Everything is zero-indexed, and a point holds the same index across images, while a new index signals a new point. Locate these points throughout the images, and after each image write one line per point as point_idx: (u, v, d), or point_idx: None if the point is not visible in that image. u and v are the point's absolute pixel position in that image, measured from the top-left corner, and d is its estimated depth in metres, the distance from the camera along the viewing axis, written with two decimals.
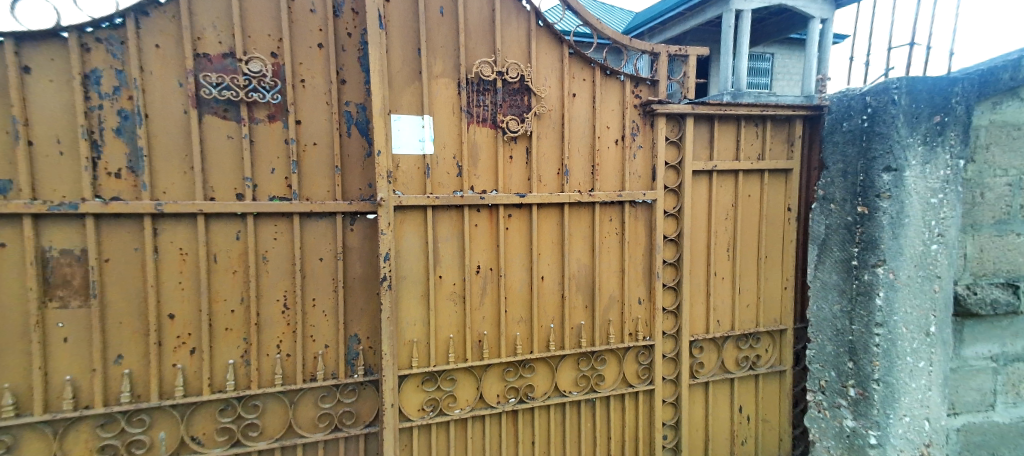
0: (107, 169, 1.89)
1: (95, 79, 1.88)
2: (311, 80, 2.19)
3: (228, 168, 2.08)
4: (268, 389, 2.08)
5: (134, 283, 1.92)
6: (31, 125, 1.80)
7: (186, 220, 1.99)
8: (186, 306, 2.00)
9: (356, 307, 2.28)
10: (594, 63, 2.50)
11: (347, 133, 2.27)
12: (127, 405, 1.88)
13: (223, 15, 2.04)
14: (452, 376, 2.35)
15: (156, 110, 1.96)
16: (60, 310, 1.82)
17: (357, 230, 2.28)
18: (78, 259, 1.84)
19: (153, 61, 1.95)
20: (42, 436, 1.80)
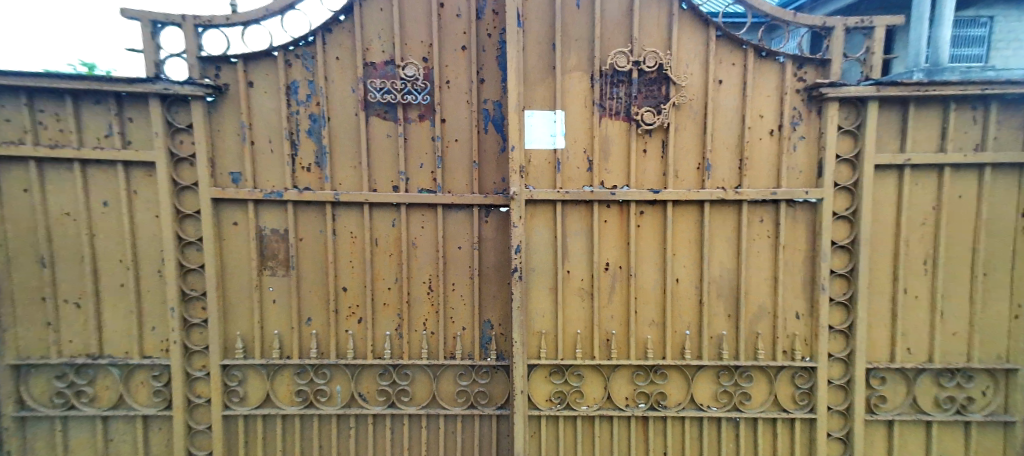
0: (301, 164, 2.21)
1: (295, 89, 2.16)
2: (455, 80, 2.30)
3: (387, 162, 2.33)
4: (416, 361, 2.33)
5: (319, 259, 2.28)
6: (253, 128, 2.12)
7: (356, 208, 2.31)
8: (356, 280, 2.33)
9: (489, 295, 2.42)
10: (747, 44, 2.19)
11: (485, 129, 2.36)
12: (315, 359, 2.23)
13: (386, 26, 2.21)
14: (580, 371, 2.37)
15: (336, 114, 2.23)
16: (271, 276, 2.21)
17: (491, 222, 2.41)
18: (283, 237, 2.21)
19: (333, 71, 2.20)
20: (260, 377, 2.17)
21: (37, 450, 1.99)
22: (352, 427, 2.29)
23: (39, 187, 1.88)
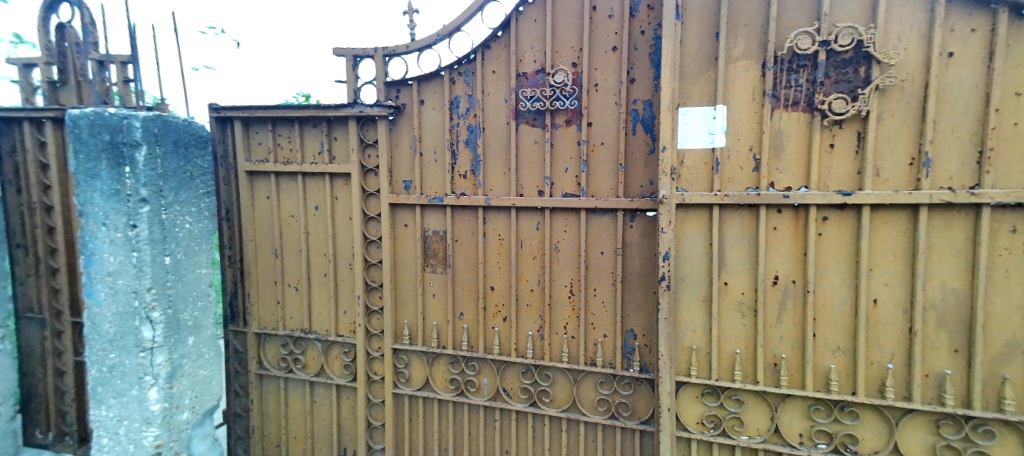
0: (459, 171, 2.41)
1: (456, 104, 2.38)
2: (604, 83, 2.25)
3: (533, 167, 2.38)
4: (557, 363, 2.34)
5: (472, 259, 2.44)
6: (422, 140, 2.39)
7: (504, 211, 2.41)
8: (502, 280, 2.43)
9: (633, 303, 2.30)
10: (998, 2, 1.68)
11: (633, 130, 2.25)
12: (466, 351, 2.39)
13: (539, 37, 2.30)
14: (738, 396, 2.11)
15: (490, 123, 2.38)
16: (432, 272, 2.44)
17: (636, 227, 2.29)
18: (443, 237, 2.44)
19: (490, 84, 2.36)
20: (422, 361, 2.41)
21: (268, 401, 2.51)
22: (497, 419, 2.39)
23: (276, 196, 2.36)
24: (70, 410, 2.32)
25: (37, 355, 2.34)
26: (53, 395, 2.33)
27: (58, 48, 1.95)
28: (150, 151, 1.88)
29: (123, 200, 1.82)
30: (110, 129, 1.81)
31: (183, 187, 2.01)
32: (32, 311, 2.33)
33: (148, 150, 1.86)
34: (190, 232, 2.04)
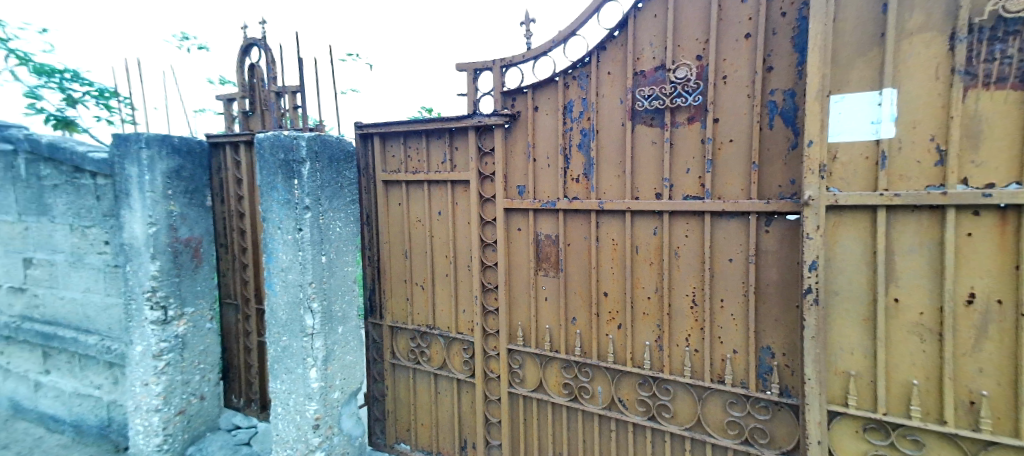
0: (571, 175, 2.38)
1: (570, 108, 2.37)
2: (734, 74, 2.02)
3: (651, 169, 2.23)
4: (678, 378, 2.17)
5: (584, 263, 2.38)
6: (535, 146, 2.43)
7: (618, 215, 2.31)
8: (616, 287, 2.32)
9: (770, 318, 2.00)
10: None
11: (769, 124, 1.96)
12: (580, 357, 2.35)
13: (658, 32, 2.17)
14: (918, 436, 1.65)
15: (604, 125, 2.31)
16: (544, 276, 2.45)
17: (772, 232, 1.97)
18: (555, 241, 2.42)
19: (605, 85, 2.30)
20: (535, 364, 2.43)
21: (399, 389, 2.76)
22: (613, 429, 2.32)
23: (408, 203, 2.60)
24: (256, 385, 2.41)
25: (235, 332, 2.49)
26: (246, 370, 2.48)
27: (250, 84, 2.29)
28: (312, 165, 2.19)
29: (293, 207, 2.16)
30: (284, 148, 2.16)
31: (336, 196, 2.32)
32: (234, 297, 2.47)
33: (310, 164, 2.17)
34: (340, 233, 2.34)
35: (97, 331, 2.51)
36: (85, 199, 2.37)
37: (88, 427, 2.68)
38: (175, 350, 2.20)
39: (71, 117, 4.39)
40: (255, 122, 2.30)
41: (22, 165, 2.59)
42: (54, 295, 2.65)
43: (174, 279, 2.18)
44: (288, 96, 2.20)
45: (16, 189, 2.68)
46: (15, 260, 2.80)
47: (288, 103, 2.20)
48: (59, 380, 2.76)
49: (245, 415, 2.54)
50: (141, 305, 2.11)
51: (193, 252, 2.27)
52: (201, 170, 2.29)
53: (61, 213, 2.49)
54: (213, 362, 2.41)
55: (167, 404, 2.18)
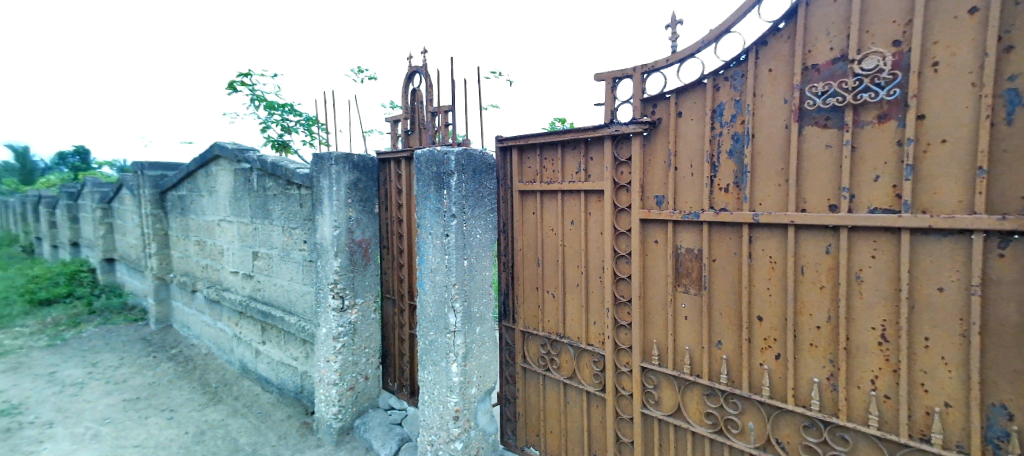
0: (719, 185, 2.12)
1: (720, 111, 2.11)
2: (953, 59, 1.50)
3: (823, 177, 1.82)
4: (860, 427, 1.74)
5: (733, 282, 2.11)
6: (677, 154, 2.23)
7: (778, 230, 1.95)
8: (774, 311, 1.98)
9: (1006, 368, 1.45)
10: None
11: (1007, 119, 1.41)
12: (726, 386, 2.10)
13: (840, 16, 1.76)
14: None
15: (762, 129, 1.98)
16: (684, 293, 2.26)
17: (1012, 258, 1.42)
18: (697, 256, 2.21)
19: (765, 84, 1.97)
20: (673, 387, 2.26)
21: (530, 393, 2.83)
22: None
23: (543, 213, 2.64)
24: (408, 370, 2.71)
25: (392, 323, 2.80)
26: (398, 357, 2.78)
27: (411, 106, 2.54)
28: (459, 178, 2.35)
29: (442, 215, 2.36)
30: (437, 162, 2.36)
31: (479, 205, 2.45)
32: (391, 292, 2.78)
33: (458, 176, 2.34)
34: (480, 240, 2.48)
35: (296, 312, 3.09)
36: (292, 206, 2.94)
37: (286, 390, 3.32)
38: (349, 334, 2.58)
39: (284, 140, 5.48)
40: (413, 140, 2.58)
41: (255, 179, 3.35)
42: (270, 281, 3.34)
43: (350, 274, 2.56)
44: (440, 115, 2.42)
45: (250, 197, 3.46)
46: (246, 254, 3.61)
47: (441, 122, 2.41)
48: (270, 350, 3.47)
49: (397, 397, 2.87)
50: (327, 294, 2.54)
51: (364, 252, 2.63)
52: (372, 182, 2.67)
53: (277, 216, 3.14)
54: (375, 347, 2.76)
55: (341, 379, 2.58)
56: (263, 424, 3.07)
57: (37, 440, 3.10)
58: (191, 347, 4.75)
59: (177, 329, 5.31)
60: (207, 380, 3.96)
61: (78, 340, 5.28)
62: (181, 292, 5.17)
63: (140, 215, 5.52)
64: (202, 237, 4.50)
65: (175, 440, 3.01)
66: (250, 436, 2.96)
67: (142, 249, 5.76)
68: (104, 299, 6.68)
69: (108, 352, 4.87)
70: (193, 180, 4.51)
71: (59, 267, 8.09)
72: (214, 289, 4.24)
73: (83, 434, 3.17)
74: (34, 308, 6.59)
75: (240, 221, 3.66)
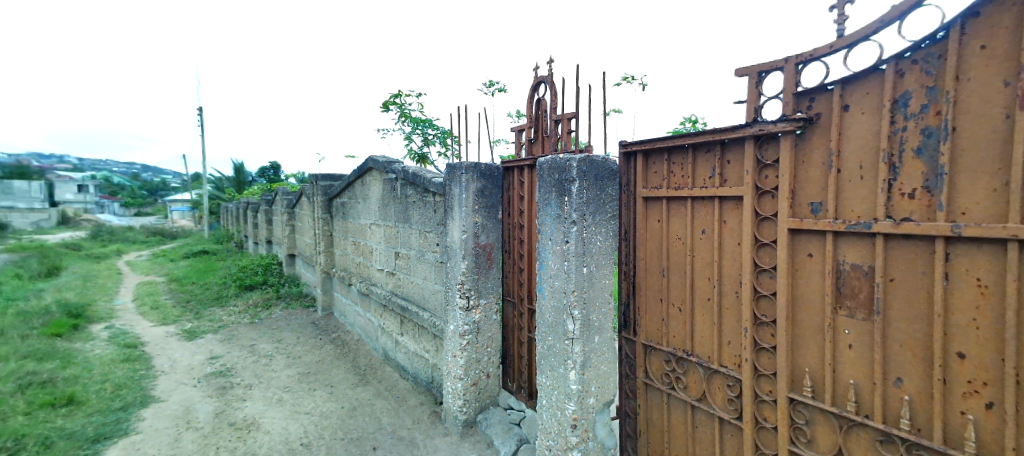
0: (901, 190, 1.56)
1: (903, 103, 1.57)
2: None
3: None
4: None
5: (919, 307, 1.53)
6: (841, 154, 1.74)
7: (991, 246, 1.35)
8: (983, 344, 1.38)
9: None
10: None
11: None
12: (908, 433, 1.55)
13: None
14: None
15: (971, 121, 1.40)
16: (848, 317, 1.75)
17: None
18: (866, 274, 1.68)
19: (973, 65, 1.40)
20: (830, 425, 1.79)
21: (653, 412, 2.49)
22: None
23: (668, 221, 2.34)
24: (525, 373, 2.77)
25: (512, 325, 2.90)
26: (517, 359, 2.87)
27: (536, 115, 2.62)
28: (580, 184, 2.27)
29: (563, 221, 2.35)
30: (558, 169, 2.34)
31: (599, 212, 2.34)
32: (511, 295, 2.88)
33: (579, 183, 2.26)
34: (601, 247, 2.37)
35: (428, 309, 3.41)
36: (428, 212, 3.25)
37: (419, 380, 3.67)
38: (473, 333, 2.75)
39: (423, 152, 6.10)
40: (536, 148, 2.65)
41: (399, 188, 3.80)
42: (407, 279, 3.74)
43: (475, 276, 2.73)
44: (563, 123, 2.44)
45: (394, 204, 3.93)
46: (389, 254, 4.10)
47: (564, 129, 2.43)
48: (406, 342, 3.87)
49: (517, 398, 2.95)
50: (455, 293, 2.75)
51: (487, 255, 2.79)
52: (496, 189, 2.80)
53: (415, 221, 3.50)
54: (496, 347, 2.90)
55: (466, 374, 2.76)
56: (400, 406, 3.46)
57: (242, 397, 3.91)
58: (347, 333, 5.53)
59: (337, 317, 6.23)
60: (357, 363, 4.58)
61: (270, 319, 6.51)
62: (340, 285, 6.05)
63: (312, 219, 6.68)
64: (356, 238, 5.23)
65: (334, 411, 3.53)
66: (391, 417, 3.34)
67: (313, 247, 6.96)
68: (286, 287, 8.18)
69: (288, 331, 5.91)
70: (351, 190, 5.29)
71: (258, 259, 10.18)
72: (364, 283, 4.90)
73: (271, 396, 3.89)
74: (243, 290, 8.32)
75: (386, 225, 4.17)
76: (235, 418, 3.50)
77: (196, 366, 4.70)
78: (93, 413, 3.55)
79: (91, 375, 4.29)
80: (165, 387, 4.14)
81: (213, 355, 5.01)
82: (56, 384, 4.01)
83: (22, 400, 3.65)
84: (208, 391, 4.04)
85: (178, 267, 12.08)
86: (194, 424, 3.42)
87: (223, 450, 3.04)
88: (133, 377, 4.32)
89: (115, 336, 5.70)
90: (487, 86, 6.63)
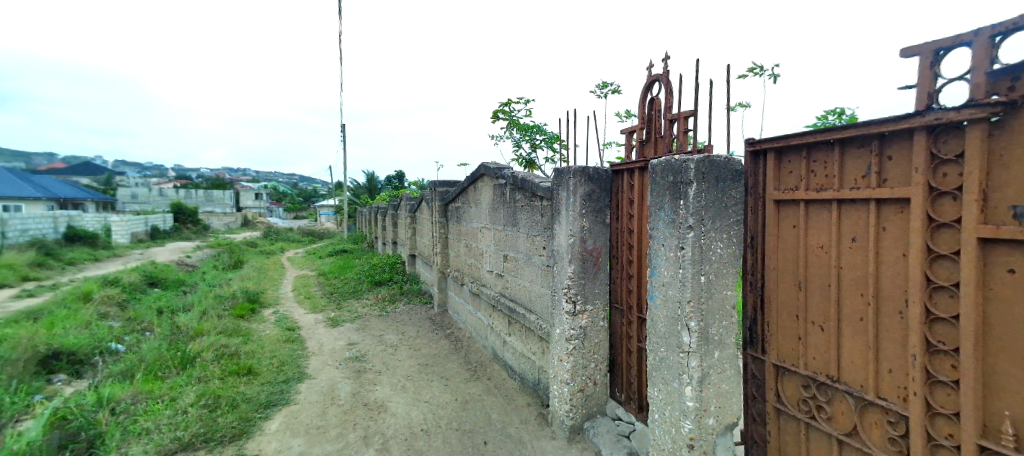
0: None
1: None
2: None
3: None
4: None
5: None
6: None
7: None
8: None
9: None
10: None
11: None
12: None
13: None
14: None
15: None
16: None
17: None
18: None
19: None
20: None
21: (788, 442, 2.12)
22: None
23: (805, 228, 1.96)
24: (636, 384, 2.71)
25: (621, 333, 2.85)
26: (627, 369, 2.81)
27: (649, 115, 2.55)
28: (698, 187, 2.07)
29: (677, 226, 2.17)
30: (673, 171, 2.17)
31: (719, 216, 2.12)
32: (620, 302, 2.83)
33: (697, 186, 2.07)
34: (721, 255, 2.14)
35: (534, 311, 3.52)
36: (535, 215, 3.37)
37: (526, 381, 3.80)
38: (579, 338, 2.75)
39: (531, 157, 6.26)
40: (648, 150, 2.57)
41: (507, 192, 4.01)
42: (514, 282, 3.90)
43: (582, 281, 2.74)
44: (679, 121, 2.31)
45: (503, 208, 4.14)
46: (498, 256, 4.31)
47: (679, 128, 2.30)
48: (513, 342, 4.03)
49: (626, 410, 2.89)
50: (561, 298, 2.79)
51: (595, 259, 2.78)
52: (605, 192, 2.79)
53: (523, 225, 3.65)
54: (603, 355, 2.88)
55: (573, 380, 2.78)
56: (509, 405, 3.63)
57: (373, 381, 4.41)
58: (460, 330, 5.91)
59: (451, 314, 6.69)
60: (469, 359, 4.87)
61: (396, 313, 7.22)
62: (454, 284, 6.52)
63: (432, 223, 7.35)
64: (469, 241, 5.59)
65: (449, 403, 3.81)
66: (499, 415, 3.50)
67: (431, 248, 7.62)
68: (409, 284, 9.05)
69: (410, 324, 6.51)
70: (464, 195, 5.69)
71: (385, 259, 11.42)
72: (475, 284, 5.22)
73: (395, 384, 4.31)
74: (375, 284, 9.22)
75: (496, 229, 4.39)
76: (368, 399, 3.95)
77: (338, 350, 5.43)
78: (266, 382, 4.30)
79: (266, 351, 5.21)
80: (314, 366, 4.85)
81: (351, 342, 5.73)
82: (242, 356, 4.95)
83: (218, 366, 4.58)
84: (347, 373, 4.63)
85: (323, 263, 14.14)
86: (338, 401, 3.94)
87: (358, 426, 3.45)
88: (293, 355, 5.13)
89: (281, 320, 6.87)
90: (600, 89, 6.45)
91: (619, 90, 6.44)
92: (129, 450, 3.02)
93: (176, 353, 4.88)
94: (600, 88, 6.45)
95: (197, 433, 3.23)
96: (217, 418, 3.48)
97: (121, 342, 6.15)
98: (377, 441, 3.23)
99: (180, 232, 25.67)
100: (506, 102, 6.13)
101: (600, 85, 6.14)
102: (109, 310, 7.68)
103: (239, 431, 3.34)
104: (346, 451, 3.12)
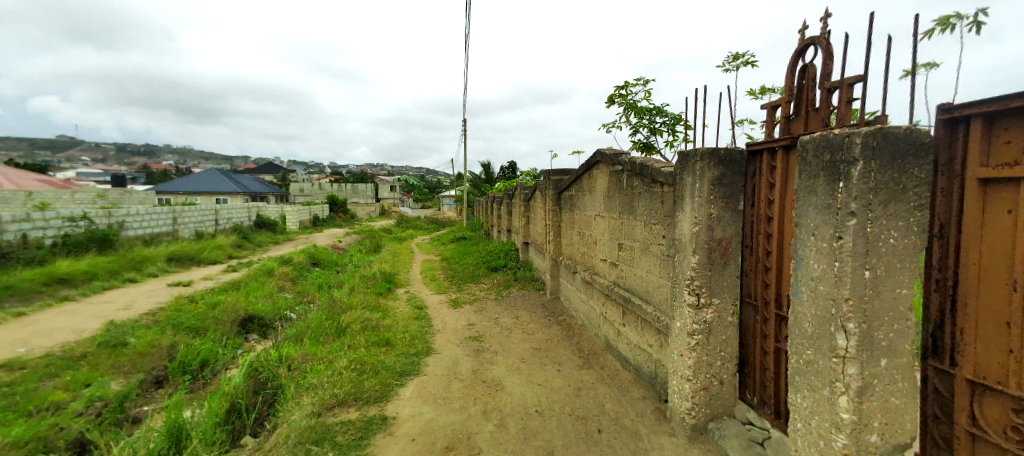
0: None
1: None
2: None
3: None
4: None
5: None
6: None
7: None
8: None
9: None
10: None
11: None
12: None
13: None
14: None
15: None
16: None
17: None
18: None
19: None
20: None
21: None
22: None
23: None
24: (770, 387, 2.59)
25: (753, 330, 2.75)
26: (760, 370, 2.70)
27: (799, 85, 2.35)
28: (866, 166, 1.75)
29: (834, 213, 1.89)
30: (833, 148, 1.89)
31: (894, 200, 1.76)
32: (753, 297, 2.74)
33: (863, 165, 1.75)
34: (894, 247, 1.79)
35: (652, 302, 3.56)
36: (655, 203, 3.46)
37: (643, 374, 3.81)
38: (704, 333, 2.73)
39: (648, 140, 5.95)
40: (797, 125, 2.37)
41: (626, 179, 4.08)
42: (631, 272, 3.98)
43: (708, 272, 2.71)
44: (842, 90, 2.05)
45: (620, 195, 4.26)
46: (614, 245, 4.42)
47: (842, 97, 2.05)
48: (629, 333, 4.08)
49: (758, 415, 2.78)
50: (684, 290, 2.80)
51: (723, 250, 2.74)
52: (738, 176, 2.71)
53: (642, 213, 3.75)
54: (732, 353, 2.82)
55: (695, 377, 2.76)
56: (624, 396, 3.66)
57: (491, 360, 4.70)
58: (572, 318, 5.97)
59: (563, 301, 6.80)
60: (581, 347, 4.97)
61: (510, 297, 7.58)
62: (566, 272, 6.60)
63: (546, 211, 7.50)
64: (583, 229, 5.65)
65: (562, 388, 3.92)
66: (614, 405, 3.53)
67: (545, 236, 7.78)
68: (522, 270, 9.36)
69: (523, 309, 6.79)
70: (579, 183, 5.75)
71: (500, 246, 12.01)
72: (587, 272, 5.34)
73: (511, 365, 4.54)
74: (491, 269, 9.76)
75: (612, 216, 4.50)
76: (486, 377, 4.23)
77: (460, 329, 5.89)
78: (400, 353, 4.87)
79: (400, 326, 5.87)
80: (440, 343, 5.33)
81: (470, 323, 6.17)
82: (381, 329, 5.65)
83: (363, 336, 5.30)
84: (467, 351, 5.00)
85: (444, 249, 15.42)
86: (460, 376, 4.28)
87: (478, 401, 3.71)
88: (423, 331, 5.71)
89: (411, 299, 7.69)
90: (728, 61, 5.80)
91: (752, 60, 5.68)
92: (301, 401, 3.63)
93: (331, 322, 5.79)
94: (729, 60, 5.78)
95: (349, 393, 3.80)
96: (363, 382, 4.04)
97: (293, 310, 7.53)
98: (495, 417, 3.43)
99: (333, 221, 30.33)
100: (619, 85, 5.90)
101: (730, 53, 5.45)
102: (284, 284, 9.49)
103: (380, 394, 3.83)
104: (469, 422, 3.39)
